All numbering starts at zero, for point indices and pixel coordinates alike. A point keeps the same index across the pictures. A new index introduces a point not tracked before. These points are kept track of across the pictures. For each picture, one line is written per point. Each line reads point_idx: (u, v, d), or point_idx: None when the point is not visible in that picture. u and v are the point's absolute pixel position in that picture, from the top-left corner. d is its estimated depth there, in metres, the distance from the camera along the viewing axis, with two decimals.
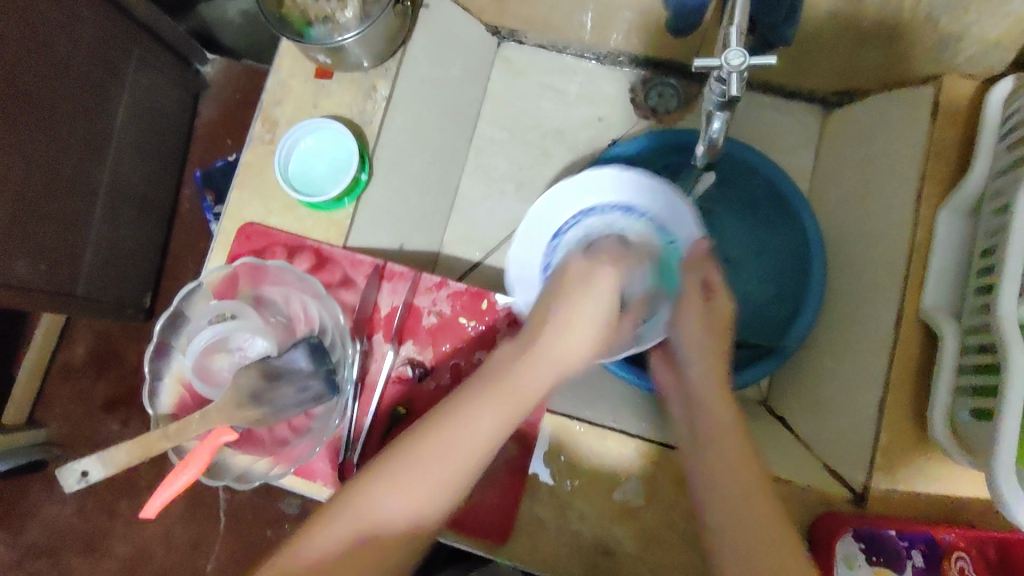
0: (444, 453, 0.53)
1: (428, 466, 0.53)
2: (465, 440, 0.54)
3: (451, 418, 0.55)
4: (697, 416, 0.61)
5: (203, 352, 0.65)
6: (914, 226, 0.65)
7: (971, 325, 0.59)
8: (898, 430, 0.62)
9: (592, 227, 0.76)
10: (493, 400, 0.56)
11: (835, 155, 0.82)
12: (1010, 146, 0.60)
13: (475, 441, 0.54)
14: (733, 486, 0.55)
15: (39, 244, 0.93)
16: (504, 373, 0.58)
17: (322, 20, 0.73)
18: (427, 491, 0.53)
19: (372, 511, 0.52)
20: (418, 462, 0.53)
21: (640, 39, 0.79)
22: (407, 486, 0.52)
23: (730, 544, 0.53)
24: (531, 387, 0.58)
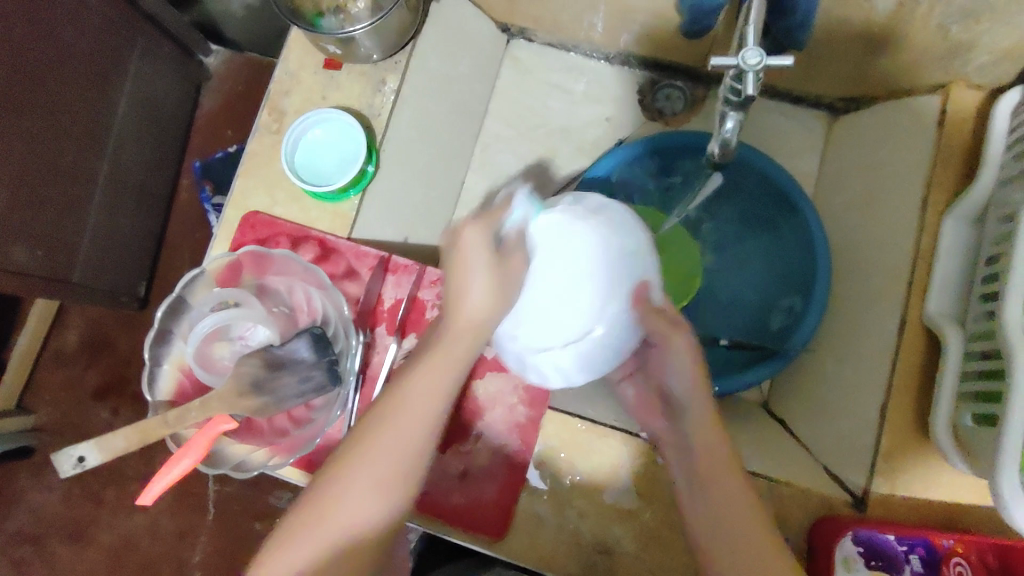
0: (373, 466, 0.53)
1: (362, 470, 0.53)
2: (407, 413, 0.54)
3: (366, 431, 0.54)
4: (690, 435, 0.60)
5: (204, 341, 0.64)
6: (919, 233, 0.66)
7: (974, 332, 0.60)
8: (898, 435, 0.63)
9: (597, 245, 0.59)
10: (397, 412, 0.54)
11: (841, 161, 0.82)
12: (1016, 157, 0.60)
13: (396, 450, 0.54)
14: (723, 486, 0.56)
15: (37, 230, 0.92)
16: (405, 395, 0.55)
17: (334, 11, 0.72)
18: (366, 502, 0.52)
19: (313, 527, 0.52)
20: (375, 440, 0.53)
21: (651, 40, 0.79)
22: (354, 488, 0.52)
23: (725, 554, 0.54)
24: (434, 392, 0.55)
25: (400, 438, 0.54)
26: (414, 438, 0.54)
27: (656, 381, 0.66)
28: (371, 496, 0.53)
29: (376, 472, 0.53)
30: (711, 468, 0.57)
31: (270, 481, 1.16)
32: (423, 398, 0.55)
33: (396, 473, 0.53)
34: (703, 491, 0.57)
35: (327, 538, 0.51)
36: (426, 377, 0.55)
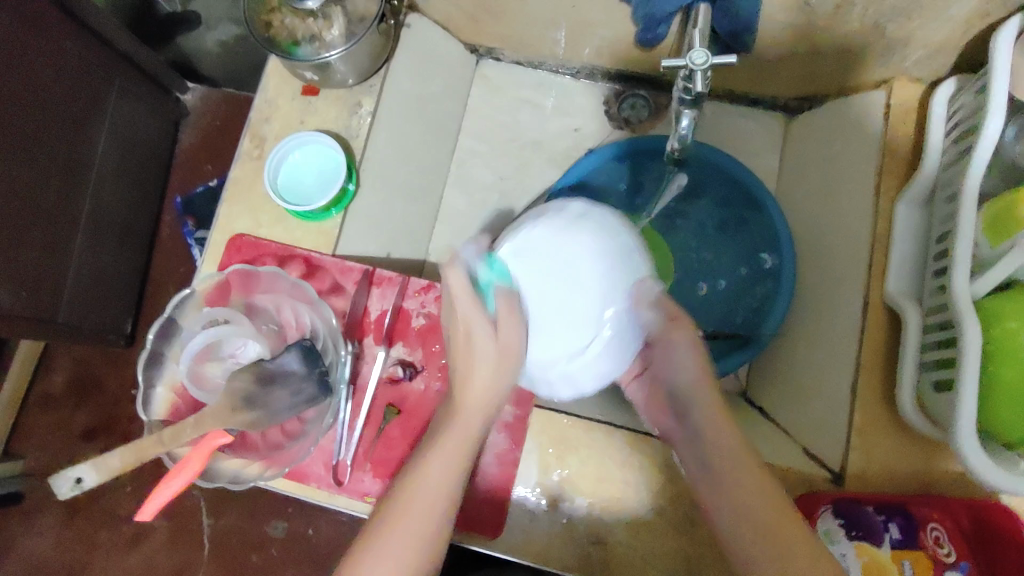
0: (413, 509, 0.57)
1: (401, 526, 0.56)
2: (433, 486, 0.58)
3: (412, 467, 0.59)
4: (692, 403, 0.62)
5: (196, 359, 0.66)
6: (874, 219, 0.70)
7: (930, 305, 0.63)
8: (870, 411, 0.66)
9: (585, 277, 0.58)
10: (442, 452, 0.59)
11: (799, 158, 0.86)
12: (956, 144, 0.65)
13: (437, 502, 0.58)
14: (727, 459, 0.58)
15: (23, 271, 0.94)
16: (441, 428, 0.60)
17: (308, 39, 0.73)
18: (411, 549, 0.55)
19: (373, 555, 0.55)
20: (409, 510, 0.56)
21: (612, 54, 0.83)
22: (394, 544, 0.55)
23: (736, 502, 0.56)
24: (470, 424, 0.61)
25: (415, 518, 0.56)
26: (454, 486, 0.58)
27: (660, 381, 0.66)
28: (411, 550, 0.55)
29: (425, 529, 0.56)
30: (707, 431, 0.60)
31: (266, 510, 1.16)
32: (467, 425, 0.60)
33: (431, 522, 0.57)
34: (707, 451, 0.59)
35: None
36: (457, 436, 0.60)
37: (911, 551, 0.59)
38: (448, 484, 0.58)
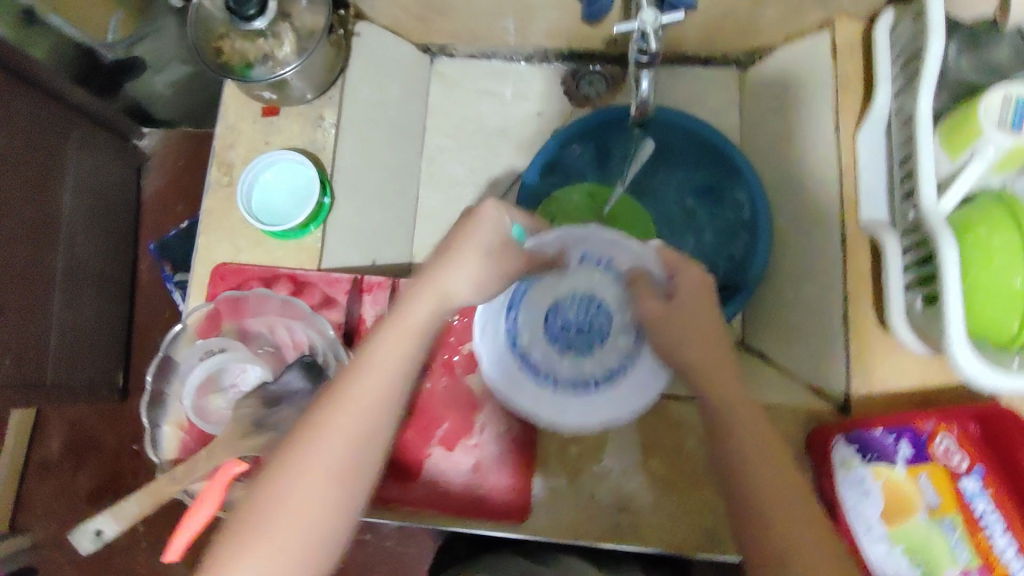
0: (325, 453, 0.49)
1: (305, 472, 0.48)
2: (324, 468, 0.48)
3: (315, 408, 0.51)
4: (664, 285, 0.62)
5: (198, 393, 0.67)
6: (839, 153, 0.73)
7: (905, 227, 0.66)
8: (865, 338, 0.68)
9: (534, 326, 0.70)
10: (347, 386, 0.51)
11: (756, 108, 0.88)
12: (903, 70, 0.68)
13: (352, 443, 0.49)
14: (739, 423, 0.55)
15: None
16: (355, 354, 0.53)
17: (262, 59, 0.73)
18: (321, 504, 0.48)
19: (271, 512, 0.47)
20: (296, 492, 0.48)
21: (563, 34, 0.85)
22: (298, 499, 0.48)
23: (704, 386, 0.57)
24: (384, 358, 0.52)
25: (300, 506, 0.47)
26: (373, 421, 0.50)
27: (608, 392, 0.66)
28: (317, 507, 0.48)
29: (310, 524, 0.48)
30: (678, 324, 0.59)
31: None
32: (382, 353, 0.52)
33: (349, 466, 0.49)
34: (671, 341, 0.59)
35: (277, 544, 0.47)
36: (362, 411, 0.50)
37: (925, 465, 0.62)
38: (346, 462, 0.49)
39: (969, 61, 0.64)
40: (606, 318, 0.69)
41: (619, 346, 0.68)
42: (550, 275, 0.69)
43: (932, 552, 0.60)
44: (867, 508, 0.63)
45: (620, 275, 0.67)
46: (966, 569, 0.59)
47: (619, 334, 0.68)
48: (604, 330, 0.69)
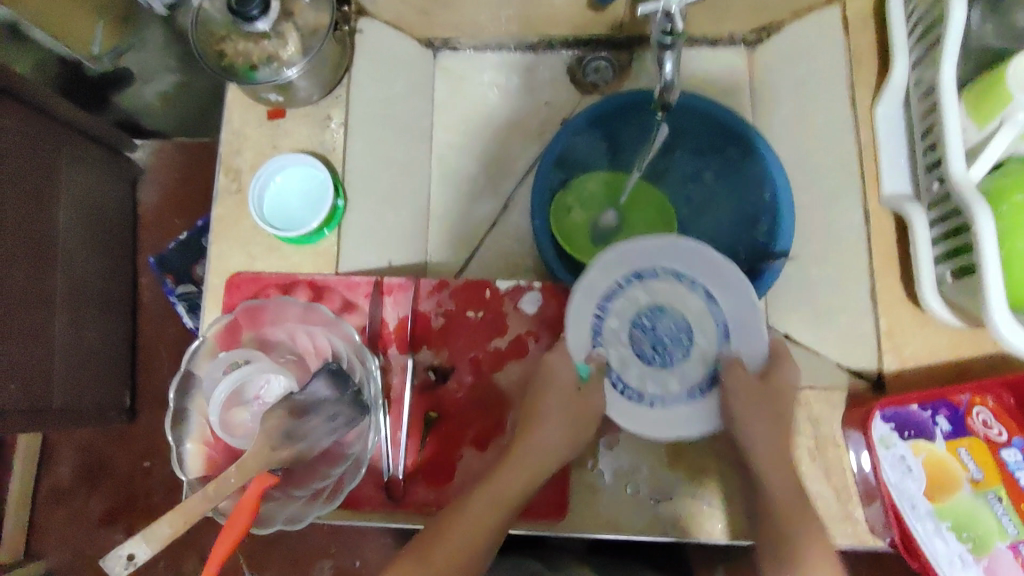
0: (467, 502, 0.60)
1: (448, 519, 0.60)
2: (467, 514, 0.60)
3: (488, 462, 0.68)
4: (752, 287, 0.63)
5: (223, 408, 0.64)
6: (856, 129, 0.72)
7: (933, 200, 0.65)
8: (894, 314, 0.68)
9: (623, 313, 0.66)
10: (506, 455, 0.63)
11: (767, 85, 0.84)
12: (922, 39, 0.67)
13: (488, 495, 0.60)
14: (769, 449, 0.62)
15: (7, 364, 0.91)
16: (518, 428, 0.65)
17: (266, 61, 0.71)
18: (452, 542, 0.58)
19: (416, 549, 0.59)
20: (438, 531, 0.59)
21: (569, 21, 0.83)
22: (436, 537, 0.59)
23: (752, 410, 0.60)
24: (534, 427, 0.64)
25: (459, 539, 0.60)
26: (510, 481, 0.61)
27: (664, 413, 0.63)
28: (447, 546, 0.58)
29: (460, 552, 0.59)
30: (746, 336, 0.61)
31: (307, 554, 1.11)
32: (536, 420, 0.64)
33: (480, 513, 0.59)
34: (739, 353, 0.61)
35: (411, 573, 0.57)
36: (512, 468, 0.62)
37: (963, 439, 0.62)
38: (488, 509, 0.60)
39: (991, 27, 0.63)
40: (688, 348, 0.66)
41: (686, 380, 0.65)
42: (662, 282, 0.66)
43: (981, 527, 0.59)
44: (912, 485, 0.61)
45: (722, 331, 0.66)
46: (1015, 542, 0.59)
47: (692, 369, 0.65)
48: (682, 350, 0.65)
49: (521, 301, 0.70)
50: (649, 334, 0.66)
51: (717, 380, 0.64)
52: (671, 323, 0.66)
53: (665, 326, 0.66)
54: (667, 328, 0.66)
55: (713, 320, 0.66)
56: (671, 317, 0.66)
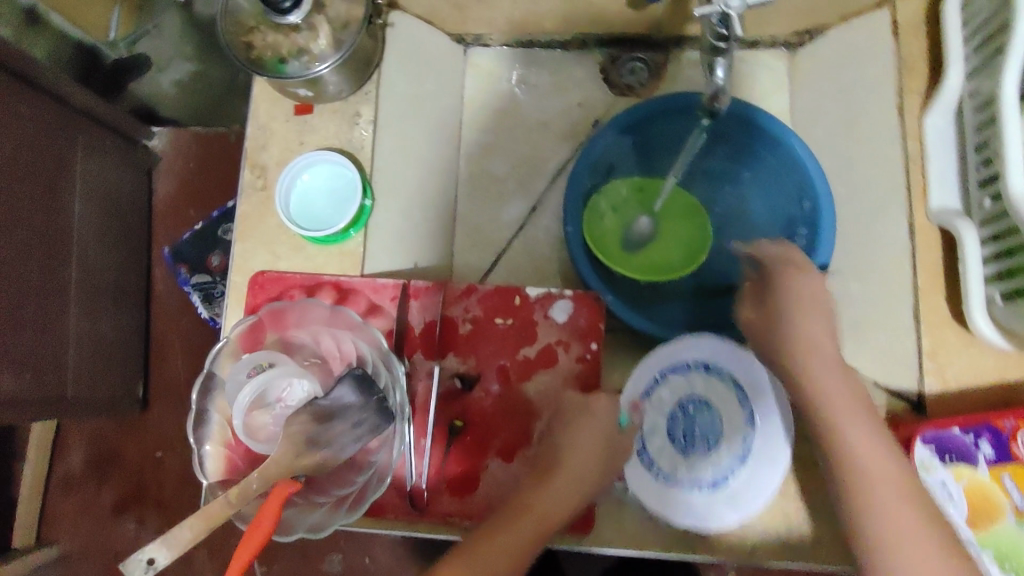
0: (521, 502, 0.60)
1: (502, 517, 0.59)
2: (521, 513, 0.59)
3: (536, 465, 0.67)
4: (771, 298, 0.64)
5: (247, 412, 0.62)
6: (903, 139, 0.69)
7: (986, 217, 0.63)
8: (939, 333, 0.65)
9: (676, 388, 0.68)
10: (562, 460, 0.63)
11: (809, 90, 0.82)
12: (981, 49, 0.64)
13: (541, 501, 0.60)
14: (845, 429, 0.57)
15: (16, 355, 0.89)
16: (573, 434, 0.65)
17: (295, 54, 0.69)
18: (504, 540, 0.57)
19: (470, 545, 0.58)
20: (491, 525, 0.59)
21: (604, 20, 0.81)
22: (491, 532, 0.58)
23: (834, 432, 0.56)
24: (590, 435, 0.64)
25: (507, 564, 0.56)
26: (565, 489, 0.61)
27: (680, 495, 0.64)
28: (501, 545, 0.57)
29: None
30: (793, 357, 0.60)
31: (318, 551, 1.10)
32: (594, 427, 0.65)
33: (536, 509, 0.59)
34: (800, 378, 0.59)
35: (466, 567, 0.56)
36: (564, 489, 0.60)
37: (1008, 465, 0.60)
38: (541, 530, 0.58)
39: None
40: (711, 448, 0.66)
41: (694, 474, 0.65)
42: (710, 377, 0.67)
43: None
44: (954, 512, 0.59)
45: (742, 456, 0.64)
46: None
47: (705, 467, 0.65)
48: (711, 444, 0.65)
49: (552, 309, 0.68)
50: (685, 420, 0.67)
51: (722, 488, 0.63)
52: (710, 417, 0.66)
53: (704, 422, 0.67)
54: (703, 423, 0.67)
55: (742, 433, 0.65)
56: (710, 411, 0.67)
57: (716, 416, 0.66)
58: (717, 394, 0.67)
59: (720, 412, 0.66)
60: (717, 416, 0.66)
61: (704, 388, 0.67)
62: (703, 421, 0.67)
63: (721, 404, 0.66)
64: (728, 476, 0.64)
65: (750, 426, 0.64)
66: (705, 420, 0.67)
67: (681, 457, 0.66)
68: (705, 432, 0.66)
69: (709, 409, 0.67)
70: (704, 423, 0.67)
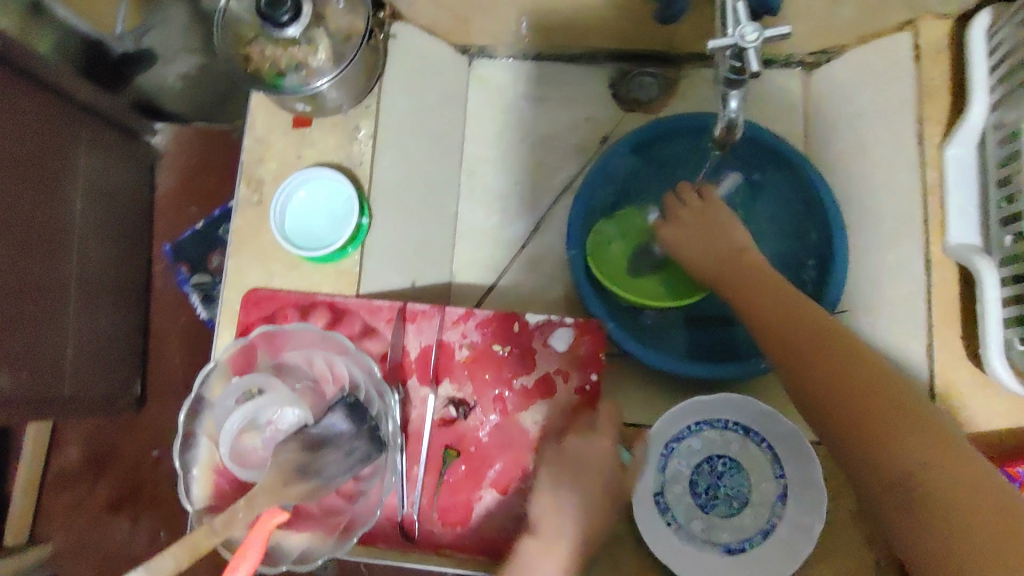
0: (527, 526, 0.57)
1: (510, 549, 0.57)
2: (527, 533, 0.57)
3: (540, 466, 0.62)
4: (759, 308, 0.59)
5: (234, 437, 0.60)
6: (923, 169, 0.67)
7: (1007, 256, 0.60)
8: (953, 374, 0.63)
9: (708, 442, 0.66)
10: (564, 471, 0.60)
11: (824, 113, 0.81)
12: (1008, 78, 0.61)
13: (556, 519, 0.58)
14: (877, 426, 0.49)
15: (12, 353, 0.87)
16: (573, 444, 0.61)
17: (294, 68, 0.66)
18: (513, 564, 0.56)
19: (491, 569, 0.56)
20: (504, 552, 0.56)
21: (615, 34, 0.78)
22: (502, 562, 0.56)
23: (887, 460, 0.47)
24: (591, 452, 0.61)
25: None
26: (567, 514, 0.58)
27: (693, 540, 0.62)
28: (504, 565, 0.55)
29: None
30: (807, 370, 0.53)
31: None
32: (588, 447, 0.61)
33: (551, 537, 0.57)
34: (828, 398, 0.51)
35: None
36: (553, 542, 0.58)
37: None
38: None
39: None
40: (732, 511, 0.64)
41: (709, 534, 0.63)
42: (746, 440, 0.65)
43: None
44: None
45: (765, 529, 0.61)
46: None
47: (724, 529, 0.63)
48: (733, 507, 0.64)
49: (552, 337, 0.66)
50: (711, 476, 0.65)
51: (738, 555, 0.60)
52: (737, 484, 0.64)
53: (732, 484, 0.65)
54: (729, 483, 0.65)
55: (770, 505, 0.62)
56: (741, 480, 0.64)
57: (744, 482, 0.64)
58: (751, 459, 0.65)
59: (750, 479, 0.64)
60: (747, 483, 0.64)
61: (738, 450, 0.65)
62: (730, 481, 0.65)
63: (754, 473, 0.64)
64: (746, 544, 0.61)
65: (779, 499, 0.61)
66: (731, 482, 0.65)
67: (700, 514, 0.64)
68: (730, 494, 0.64)
69: (739, 475, 0.65)
70: (731, 484, 0.65)
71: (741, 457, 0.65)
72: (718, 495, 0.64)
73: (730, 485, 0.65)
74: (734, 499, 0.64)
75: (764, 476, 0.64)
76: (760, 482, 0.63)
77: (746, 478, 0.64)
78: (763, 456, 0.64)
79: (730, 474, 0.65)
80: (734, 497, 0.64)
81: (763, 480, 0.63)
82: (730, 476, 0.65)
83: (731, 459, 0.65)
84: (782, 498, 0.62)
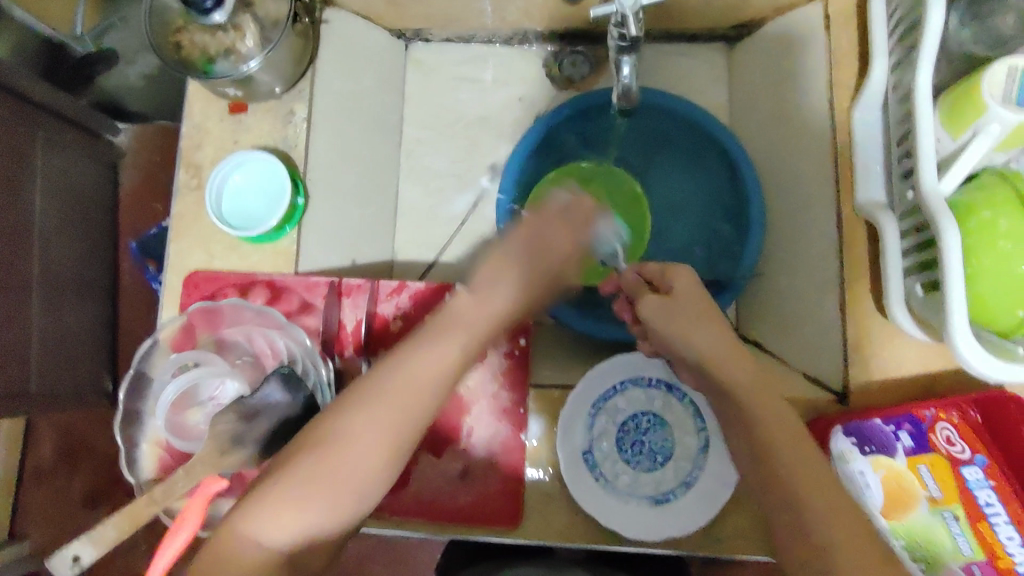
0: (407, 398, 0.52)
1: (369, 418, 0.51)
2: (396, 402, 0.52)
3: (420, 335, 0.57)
4: (750, 418, 0.51)
5: (173, 410, 0.63)
6: (833, 132, 0.69)
7: (905, 210, 0.62)
8: (863, 326, 0.65)
9: (633, 401, 0.69)
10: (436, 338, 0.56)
11: (747, 84, 0.84)
12: (903, 40, 0.64)
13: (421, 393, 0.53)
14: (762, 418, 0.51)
15: None
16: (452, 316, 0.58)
17: (224, 54, 0.69)
18: (385, 432, 0.51)
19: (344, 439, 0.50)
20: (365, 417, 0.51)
21: (542, 14, 0.81)
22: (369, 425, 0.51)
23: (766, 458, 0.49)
24: (473, 322, 0.58)
25: (351, 468, 0.50)
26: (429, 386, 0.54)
27: (618, 494, 0.65)
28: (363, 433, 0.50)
29: (341, 487, 0.49)
30: (773, 475, 0.48)
31: None
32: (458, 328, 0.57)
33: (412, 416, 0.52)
34: (793, 494, 0.47)
35: (342, 455, 0.50)
36: (424, 368, 0.54)
37: (925, 455, 0.59)
38: (392, 428, 0.51)
39: (971, 32, 0.61)
40: (656, 466, 0.67)
41: (634, 488, 0.66)
42: (667, 398, 0.69)
43: (936, 547, 0.57)
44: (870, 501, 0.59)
45: (687, 481, 0.64)
46: (969, 562, 0.56)
47: (648, 483, 0.66)
48: (655, 460, 0.67)
49: None
50: (635, 434, 0.69)
51: (662, 505, 0.63)
52: (660, 440, 0.68)
53: (655, 440, 0.68)
54: (652, 438, 0.68)
55: (691, 458, 0.66)
56: (663, 437, 0.68)
57: (666, 437, 0.68)
58: (673, 416, 0.69)
59: (673, 433, 0.68)
60: (669, 438, 0.68)
61: (660, 408, 0.69)
62: (653, 435, 0.68)
63: (675, 428, 0.68)
64: (669, 496, 0.64)
65: (701, 452, 0.65)
66: (654, 438, 0.68)
67: (626, 470, 0.67)
68: (654, 449, 0.68)
69: (662, 432, 0.68)
70: (654, 438, 0.68)
71: (664, 414, 0.69)
72: (641, 450, 0.68)
73: (653, 441, 0.68)
74: (658, 453, 0.67)
75: (684, 429, 0.68)
76: (681, 436, 0.67)
77: (668, 433, 0.68)
78: (683, 411, 0.68)
79: (653, 429, 0.69)
80: (657, 451, 0.67)
81: (685, 434, 0.67)
82: (652, 432, 0.68)
83: (654, 417, 0.69)
84: (705, 451, 0.65)
